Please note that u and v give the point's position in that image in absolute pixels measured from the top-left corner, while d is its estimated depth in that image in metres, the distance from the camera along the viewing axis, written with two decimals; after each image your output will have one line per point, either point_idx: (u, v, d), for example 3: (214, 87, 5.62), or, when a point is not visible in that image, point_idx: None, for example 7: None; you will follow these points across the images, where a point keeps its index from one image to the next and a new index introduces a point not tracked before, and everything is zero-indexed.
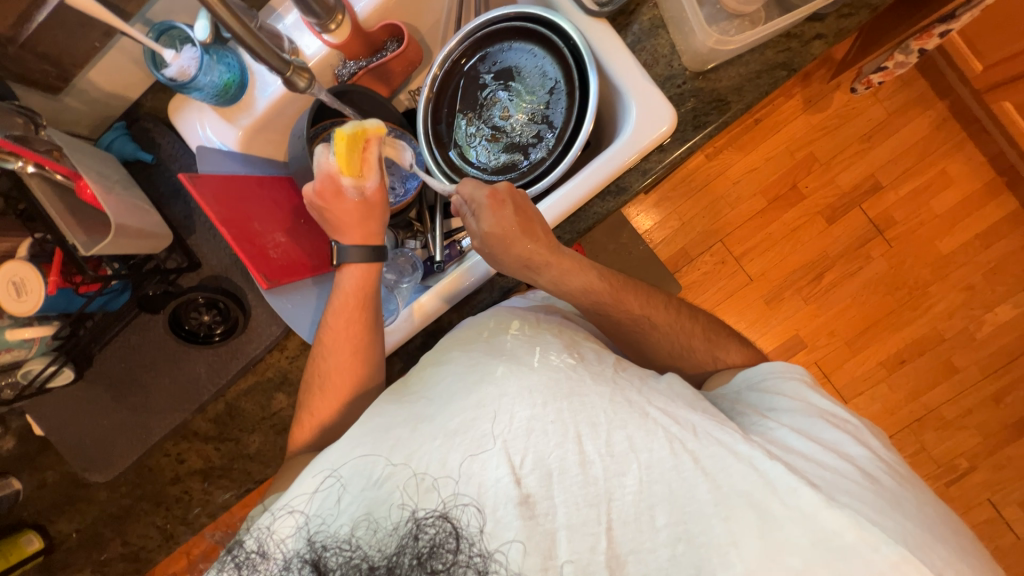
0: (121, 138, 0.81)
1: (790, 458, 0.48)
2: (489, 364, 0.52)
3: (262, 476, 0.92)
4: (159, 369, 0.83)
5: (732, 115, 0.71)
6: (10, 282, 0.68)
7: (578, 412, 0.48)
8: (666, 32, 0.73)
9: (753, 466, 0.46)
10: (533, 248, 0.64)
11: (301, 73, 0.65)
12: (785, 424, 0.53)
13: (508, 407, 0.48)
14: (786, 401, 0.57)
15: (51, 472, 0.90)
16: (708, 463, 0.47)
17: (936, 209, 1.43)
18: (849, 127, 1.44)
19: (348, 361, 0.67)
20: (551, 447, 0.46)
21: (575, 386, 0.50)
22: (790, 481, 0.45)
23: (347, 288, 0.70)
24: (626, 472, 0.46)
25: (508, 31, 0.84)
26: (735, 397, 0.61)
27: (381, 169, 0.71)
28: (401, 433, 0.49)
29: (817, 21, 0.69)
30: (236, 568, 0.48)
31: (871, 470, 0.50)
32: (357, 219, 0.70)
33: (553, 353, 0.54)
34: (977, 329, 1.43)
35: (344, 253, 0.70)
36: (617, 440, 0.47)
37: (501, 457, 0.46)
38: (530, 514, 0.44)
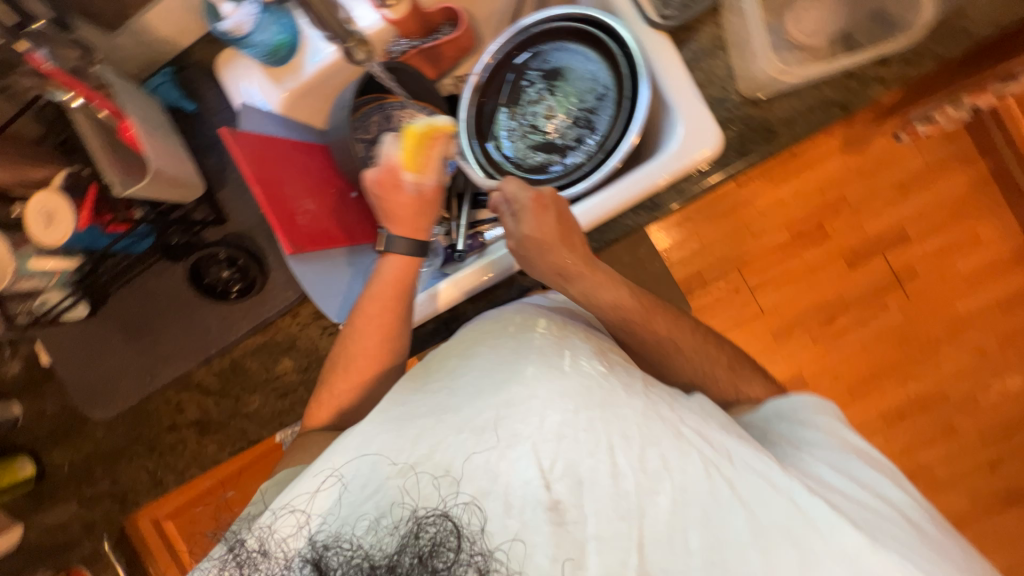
0: (166, 84, 0.81)
1: (832, 496, 0.50)
2: (519, 363, 0.51)
3: (257, 438, 0.87)
4: (171, 316, 0.83)
5: (779, 146, 0.70)
6: (41, 213, 0.69)
7: (611, 423, 0.47)
8: (725, 54, 0.72)
9: (793, 499, 0.48)
10: (570, 258, 0.66)
11: (362, 46, 0.65)
12: (821, 461, 0.55)
13: (539, 408, 0.47)
14: (817, 434, 0.59)
15: (55, 400, 0.92)
16: (744, 491, 0.47)
17: (960, 268, 1.41)
18: (886, 173, 1.41)
19: (374, 345, 0.68)
20: (583, 456, 0.46)
21: (606, 396, 0.49)
22: (828, 517, 0.47)
23: (387, 271, 0.70)
24: (659, 491, 0.46)
25: (565, 32, 0.83)
26: (765, 426, 0.63)
27: (441, 171, 0.76)
28: (425, 423, 0.49)
29: (880, 65, 0.67)
30: (237, 567, 0.47)
31: (905, 512, 0.52)
32: (412, 212, 0.72)
33: (584, 359, 0.53)
34: (982, 394, 1.42)
35: (390, 242, 0.71)
36: (650, 456, 0.47)
37: (530, 458, 0.45)
38: (560, 521, 0.44)
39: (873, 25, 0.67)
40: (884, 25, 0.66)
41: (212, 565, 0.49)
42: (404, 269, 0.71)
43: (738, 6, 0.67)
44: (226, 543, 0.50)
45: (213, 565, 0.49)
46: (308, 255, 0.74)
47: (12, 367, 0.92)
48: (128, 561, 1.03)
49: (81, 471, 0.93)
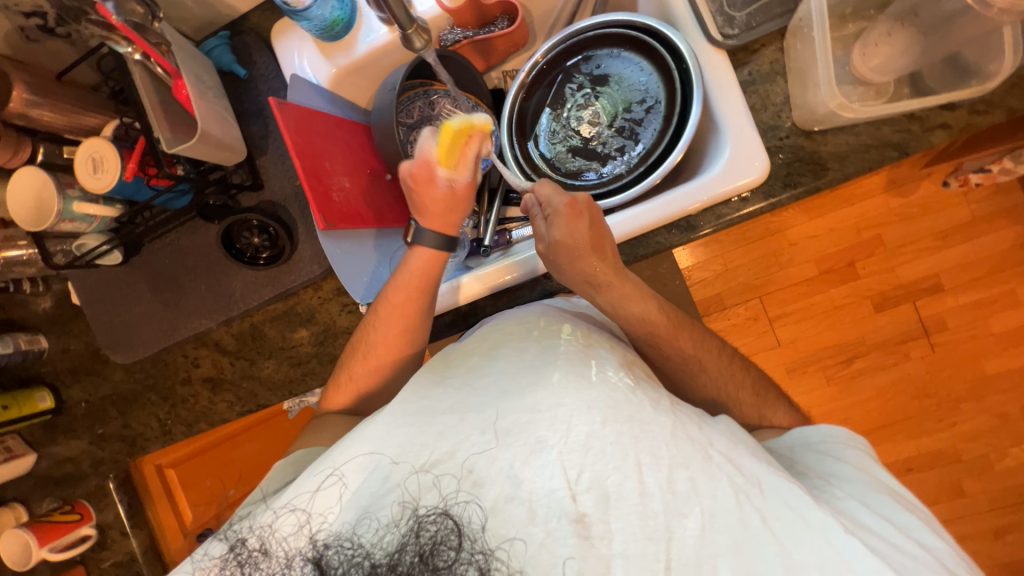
0: (221, 47, 0.82)
1: (868, 536, 0.46)
2: (546, 368, 0.52)
3: (267, 403, 0.89)
4: (199, 274, 0.85)
5: (827, 181, 0.68)
6: (90, 159, 0.71)
7: (639, 439, 0.47)
8: (784, 81, 0.70)
9: (829, 536, 0.44)
10: (597, 269, 0.65)
11: (421, 34, 0.62)
12: (853, 497, 0.52)
13: (566, 417, 0.48)
14: (850, 468, 0.55)
15: (79, 340, 0.95)
16: (776, 522, 0.45)
17: (993, 327, 1.36)
18: (929, 220, 1.36)
19: (397, 335, 0.69)
20: (610, 470, 0.46)
21: (635, 411, 0.49)
22: (870, 566, 0.43)
23: (412, 263, 0.70)
24: (688, 513, 0.45)
25: (621, 39, 0.82)
26: (793, 455, 0.60)
27: (476, 167, 0.71)
28: (447, 420, 0.49)
29: (946, 110, 0.65)
30: (238, 566, 0.46)
31: (950, 564, 0.47)
32: (443, 211, 0.71)
33: (611, 370, 0.53)
34: (998, 459, 1.37)
35: (419, 234, 0.70)
36: (679, 478, 0.46)
37: (557, 469, 0.46)
38: (585, 534, 0.44)
39: (946, 68, 0.64)
40: (958, 70, 0.63)
41: (212, 564, 0.48)
42: (429, 262, 0.70)
43: (807, 32, 0.64)
44: (227, 542, 0.48)
45: (213, 564, 0.47)
46: (339, 232, 0.75)
47: (43, 303, 0.95)
48: (129, 501, 1.02)
49: (96, 410, 0.95)
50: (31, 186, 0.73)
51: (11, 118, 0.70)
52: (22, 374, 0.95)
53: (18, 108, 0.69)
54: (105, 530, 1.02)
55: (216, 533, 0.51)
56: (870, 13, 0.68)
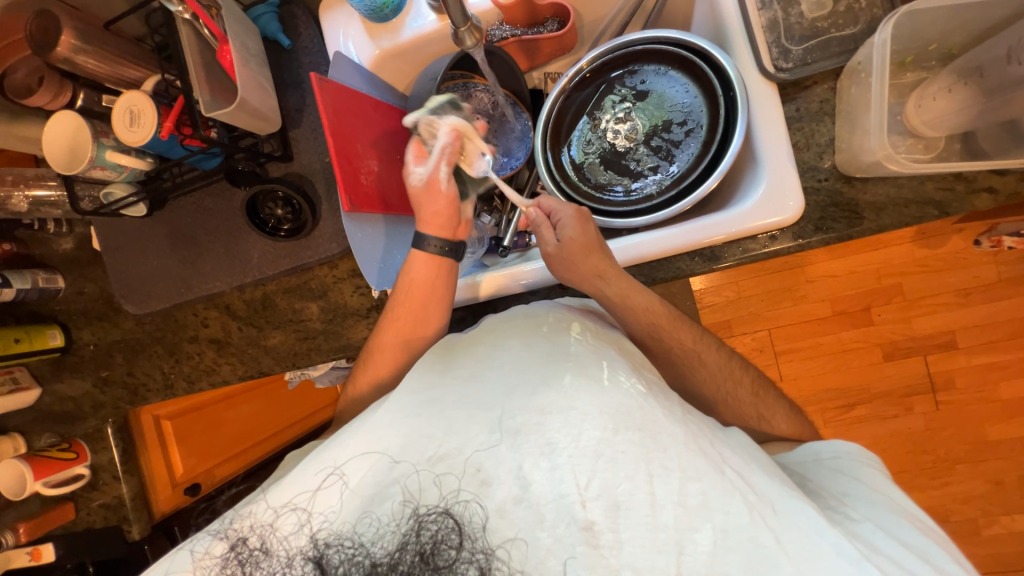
0: (268, 14, 0.82)
1: (882, 560, 0.44)
2: (557, 370, 0.51)
3: (269, 372, 0.90)
4: (219, 236, 0.86)
5: (861, 231, 0.66)
6: (128, 111, 0.72)
7: (651, 450, 0.46)
8: (831, 122, 0.68)
9: (841, 556, 0.43)
10: (586, 275, 0.66)
11: (473, 33, 0.61)
12: (870, 520, 0.49)
13: (578, 421, 0.47)
14: (861, 486, 0.54)
15: (96, 284, 0.97)
16: (790, 544, 0.44)
17: (1002, 393, 1.34)
18: (954, 275, 1.33)
19: (408, 315, 0.69)
20: (619, 479, 0.45)
21: (647, 419, 0.47)
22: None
23: (415, 273, 0.70)
24: (699, 528, 0.44)
25: (670, 57, 0.80)
26: (807, 470, 0.59)
27: (451, 154, 0.71)
28: (457, 416, 0.50)
29: (994, 174, 0.63)
30: (240, 565, 0.47)
31: None
32: (429, 205, 0.71)
33: (623, 375, 0.51)
34: (986, 525, 1.35)
35: (420, 239, 0.71)
36: (691, 492, 0.45)
37: (566, 475, 0.45)
38: (594, 543, 0.44)
39: (1003, 133, 0.61)
40: (1016, 136, 0.60)
41: (212, 563, 0.48)
42: (430, 272, 0.70)
43: (864, 77, 0.63)
44: (227, 541, 0.48)
45: (213, 563, 0.48)
46: (363, 216, 0.75)
47: (63, 244, 0.97)
48: (125, 448, 1.03)
49: (104, 355, 0.97)
50: (67, 129, 0.73)
51: (57, 62, 0.71)
52: (35, 311, 0.96)
53: (65, 53, 0.70)
54: (98, 471, 1.01)
55: (213, 528, 0.51)
56: (931, 64, 0.66)
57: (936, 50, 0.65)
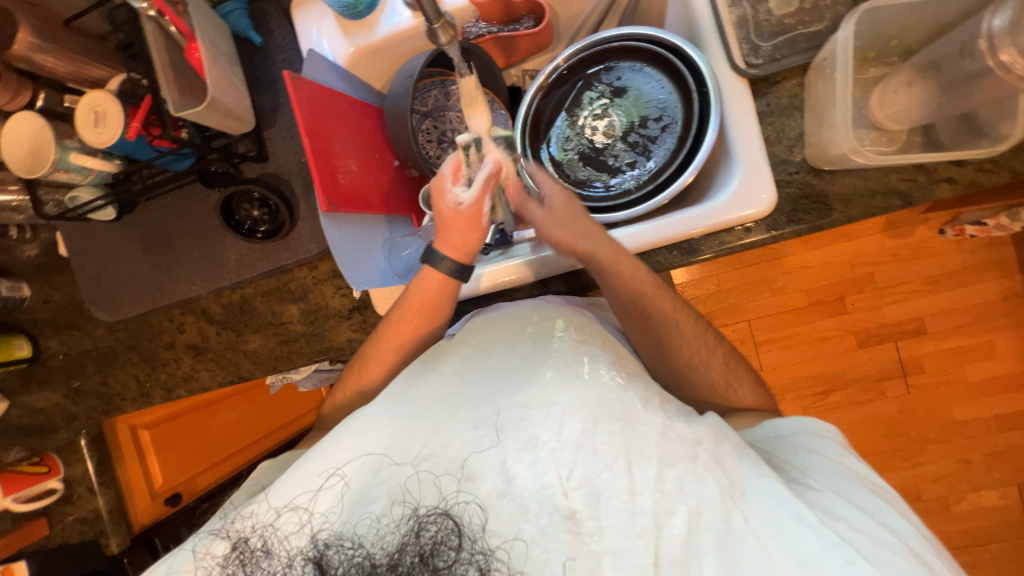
0: (238, 11, 0.80)
1: (846, 530, 0.45)
2: (538, 368, 0.52)
3: (249, 377, 0.89)
4: (193, 240, 0.84)
5: (830, 222, 0.68)
6: (93, 112, 0.69)
7: (630, 439, 0.47)
8: (800, 117, 0.70)
9: (800, 524, 0.44)
10: (579, 233, 0.66)
11: (447, 29, 0.59)
12: (830, 489, 0.50)
13: (559, 415, 0.48)
14: (823, 462, 0.54)
15: (64, 291, 0.93)
16: (756, 522, 0.45)
17: (968, 375, 1.40)
18: (921, 264, 1.38)
19: (410, 323, 0.68)
20: (600, 469, 0.46)
21: (626, 411, 0.48)
22: (840, 560, 0.43)
23: (424, 292, 0.68)
24: (675, 512, 0.45)
25: (644, 53, 0.82)
26: (771, 447, 0.58)
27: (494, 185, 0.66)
28: (439, 418, 0.50)
29: (953, 165, 0.65)
30: (241, 565, 0.47)
31: (919, 549, 0.46)
32: (458, 231, 0.68)
33: (603, 368, 0.52)
34: (955, 502, 1.41)
35: (434, 257, 0.68)
36: (667, 478, 0.46)
37: (549, 466, 0.46)
38: (576, 530, 0.45)
39: (960, 126, 0.64)
40: (971, 128, 0.63)
41: (214, 563, 0.48)
42: (440, 292, 0.68)
43: (829, 72, 0.65)
44: (229, 540, 0.48)
45: (214, 563, 0.48)
46: (342, 215, 0.73)
47: (29, 250, 0.93)
48: (100, 459, 1.00)
49: (75, 364, 0.94)
50: (28, 130, 0.71)
51: (15, 60, 0.68)
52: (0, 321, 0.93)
53: (24, 51, 0.67)
54: (71, 485, 0.98)
55: (213, 529, 0.50)
56: (892, 60, 0.68)
57: (896, 46, 0.67)
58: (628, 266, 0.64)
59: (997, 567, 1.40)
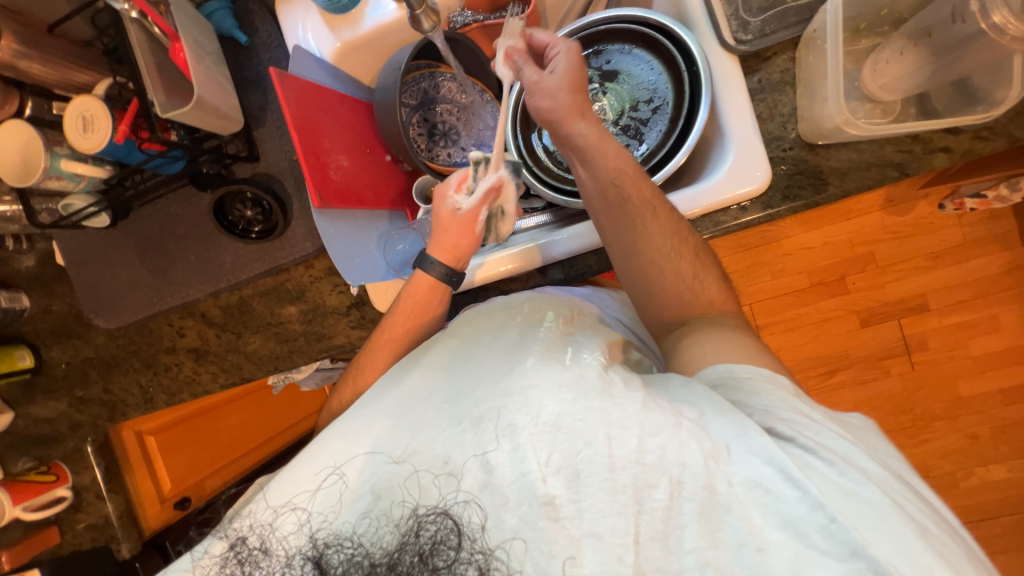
0: (222, 11, 0.79)
1: (824, 482, 0.42)
2: (520, 354, 0.52)
3: (251, 378, 0.89)
4: (188, 244, 0.84)
5: (827, 196, 0.68)
6: (80, 117, 0.69)
7: (610, 412, 0.46)
8: (792, 92, 0.70)
9: (782, 479, 0.42)
10: (574, 110, 0.67)
11: (430, 15, 0.61)
12: (804, 437, 0.44)
13: (536, 398, 0.47)
14: (786, 409, 0.47)
15: (64, 300, 0.94)
16: (738, 486, 0.43)
17: (973, 350, 1.39)
18: (921, 239, 1.37)
19: (405, 322, 0.67)
20: (580, 447, 0.45)
21: (607, 387, 0.47)
22: (820, 520, 0.41)
23: (415, 295, 0.68)
24: (656, 485, 0.44)
25: (632, 35, 0.81)
26: (729, 391, 0.51)
27: (493, 199, 0.69)
28: (426, 413, 0.50)
29: (950, 134, 0.65)
30: (240, 564, 0.47)
31: (895, 491, 0.42)
32: (452, 235, 0.69)
33: (586, 352, 0.52)
34: (963, 477, 1.41)
35: (425, 261, 0.69)
36: (648, 448, 0.44)
37: (528, 452, 0.45)
38: (555, 516, 0.44)
39: (954, 93, 0.63)
40: (965, 95, 0.63)
41: (212, 563, 0.48)
42: (431, 297, 0.69)
43: (820, 44, 0.64)
44: (227, 540, 0.48)
45: (212, 563, 0.48)
46: (334, 212, 0.73)
47: (26, 262, 0.93)
48: (107, 466, 1.01)
49: (77, 373, 0.94)
50: (17, 139, 0.71)
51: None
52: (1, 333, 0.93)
53: (7, 59, 0.65)
54: (81, 492, 0.99)
55: (214, 530, 0.50)
56: (884, 29, 0.68)
57: (887, 15, 0.67)
58: (613, 148, 0.66)
59: (1007, 540, 1.40)
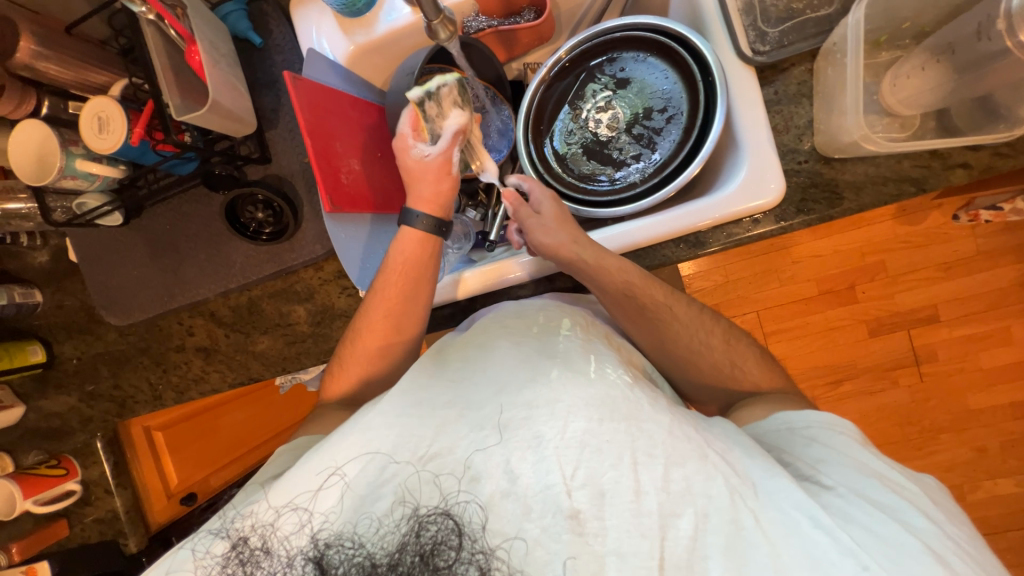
0: (237, 12, 0.79)
1: (861, 533, 0.43)
2: (543, 364, 0.52)
3: (259, 377, 0.90)
4: (199, 243, 0.84)
5: (841, 211, 0.67)
6: (96, 118, 0.70)
7: (636, 438, 0.46)
8: (809, 104, 0.69)
9: (814, 526, 0.43)
10: (564, 239, 0.67)
11: (447, 25, 0.61)
12: (844, 486, 0.47)
13: (564, 414, 0.47)
14: (837, 461, 0.50)
15: (76, 296, 0.94)
16: (767, 524, 0.44)
17: (983, 362, 1.38)
18: (933, 250, 1.36)
19: (397, 287, 0.68)
20: (606, 468, 0.45)
21: (633, 410, 0.48)
22: (852, 567, 0.41)
23: (406, 253, 0.69)
24: (681, 513, 0.44)
25: (648, 44, 0.80)
26: (781, 442, 0.55)
27: (460, 138, 0.71)
28: (447, 415, 0.49)
29: (969, 150, 0.64)
30: (241, 564, 0.47)
31: (939, 549, 0.43)
32: (429, 182, 0.71)
33: (610, 367, 0.52)
34: (970, 490, 1.39)
35: (409, 216, 0.70)
36: (674, 478, 0.45)
37: (553, 464, 0.45)
38: (580, 530, 0.44)
39: (975, 109, 0.63)
40: (987, 112, 0.62)
41: (213, 563, 0.48)
42: (422, 249, 0.70)
43: (839, 57, 0.63)
44: (228, 540, 0.48)
45: (213, 563, 0.48)
46: (344, 216, 0.73)
47: (39, 258, 0.94)
48: (117, 462, 1.01)
49: (89, 368, 0.95)
50: (34, 137, 0.71)
51: (18, 69, 0.68)
52: (15, 328, 0.94)
53: (26, 60, 0.67)
54: (90, 486, 0.99)
55: (213, 527, 0.50)
56: (905, 42, 0.67)
57: (909, 28, 0.66)
58: (613, 263, 0.65)
59: (1013, 556, 1.38)
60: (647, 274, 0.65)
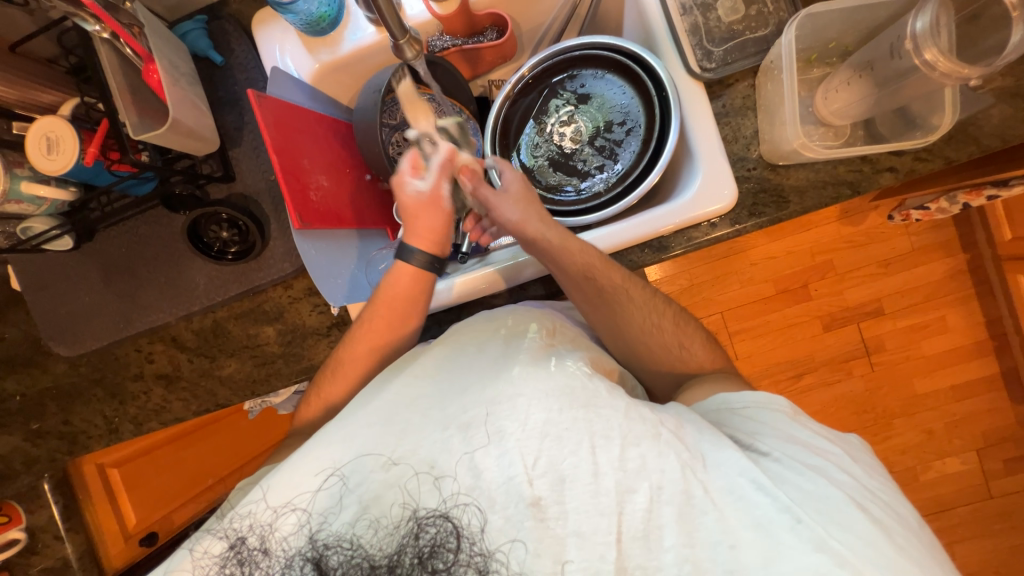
0: (197, 32, 0.79)
1: (794, 490, 0.47)
2: (506, 363, 0.52)
3: (226, 404, 0.86)
4: (158, 265, 0.81)
5: (788, 213, 0.72)
6: (44, 139, 0.67)
7: (592, 422, 0.48)
8: (754, 116, 0.74)
9: (755, 488, 0.46)
10: (530, 215, 0.68)
11: (412, 44, 0.62)
12: (779, 451, 0.51)
13: (524, 407, 0.48)
14: (774, 434, 0.53)
15: (19, 327, 0.88)
16: (716, 493, 0.46)
17: (925, 350, 1.49)
18: (874, 248, 1.47)
19: (385, 319, 0.68)
20: (565, 454, 0.46)
21: (590, 397, 0.49)
22: (789, 521, 0.45)
23: (396, 287, 0.69)
24: (637, 489, 0.46)
25: (605, 61, 0.85)
26: (721, 419, 0.57)
27: (450, 169, 0.72)
28: (410, 419, 0.50)
29: (895, 155, 0.70)
30: (240, 564, 0.47)
31: (858, 497, 0.47)
32: (424, 217, 0.71)
33: (569, 361, 0.53)
34: (922, 471, 1.49)
35: (407, 253, 0.70)
36: (630, 456, 0.47)
37: (515, 457, 0.46)
38: (541, 517, 0.45)
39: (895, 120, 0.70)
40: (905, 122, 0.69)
41: (212, 562, 0.48)
42: (413, 285, 0.70)
43: (777, 73, 0.69)
44: (227, 539, 0.48)
45: (212, 562, 0.48)
46: (314, 232, 0.73)
47: None
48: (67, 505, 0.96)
49: (34, 405, 0.88)
50: None
51: None
52: None
53: None
54: (36, 533, 0.94)
55: (211, 527, 0.50)
56: (832, 60, 0.74)
57: (834, 47, 0.73)
58: (576, 243, 0.66)
59: (964, 530, 1.48)
60: (607, 257, 0.66)
